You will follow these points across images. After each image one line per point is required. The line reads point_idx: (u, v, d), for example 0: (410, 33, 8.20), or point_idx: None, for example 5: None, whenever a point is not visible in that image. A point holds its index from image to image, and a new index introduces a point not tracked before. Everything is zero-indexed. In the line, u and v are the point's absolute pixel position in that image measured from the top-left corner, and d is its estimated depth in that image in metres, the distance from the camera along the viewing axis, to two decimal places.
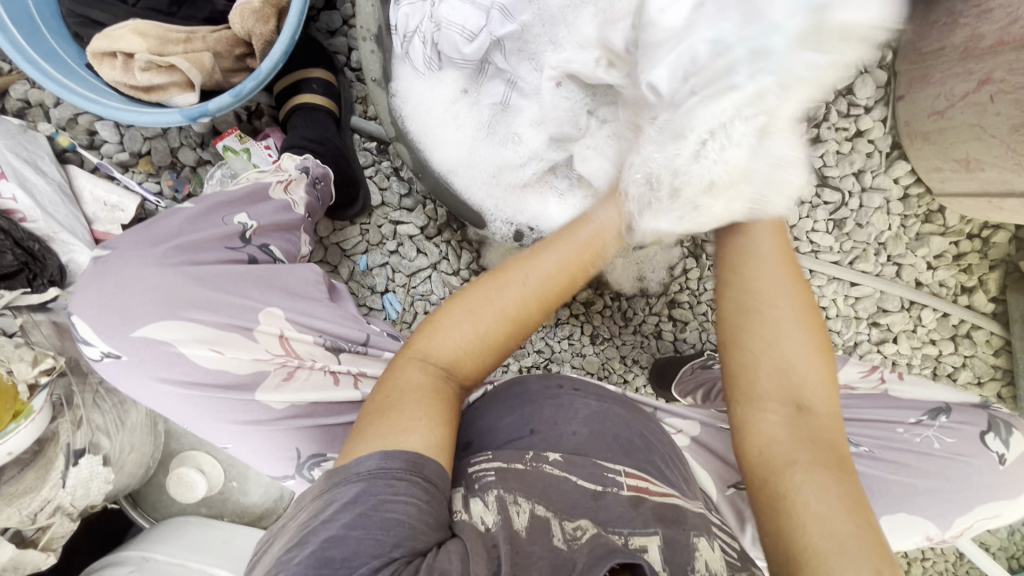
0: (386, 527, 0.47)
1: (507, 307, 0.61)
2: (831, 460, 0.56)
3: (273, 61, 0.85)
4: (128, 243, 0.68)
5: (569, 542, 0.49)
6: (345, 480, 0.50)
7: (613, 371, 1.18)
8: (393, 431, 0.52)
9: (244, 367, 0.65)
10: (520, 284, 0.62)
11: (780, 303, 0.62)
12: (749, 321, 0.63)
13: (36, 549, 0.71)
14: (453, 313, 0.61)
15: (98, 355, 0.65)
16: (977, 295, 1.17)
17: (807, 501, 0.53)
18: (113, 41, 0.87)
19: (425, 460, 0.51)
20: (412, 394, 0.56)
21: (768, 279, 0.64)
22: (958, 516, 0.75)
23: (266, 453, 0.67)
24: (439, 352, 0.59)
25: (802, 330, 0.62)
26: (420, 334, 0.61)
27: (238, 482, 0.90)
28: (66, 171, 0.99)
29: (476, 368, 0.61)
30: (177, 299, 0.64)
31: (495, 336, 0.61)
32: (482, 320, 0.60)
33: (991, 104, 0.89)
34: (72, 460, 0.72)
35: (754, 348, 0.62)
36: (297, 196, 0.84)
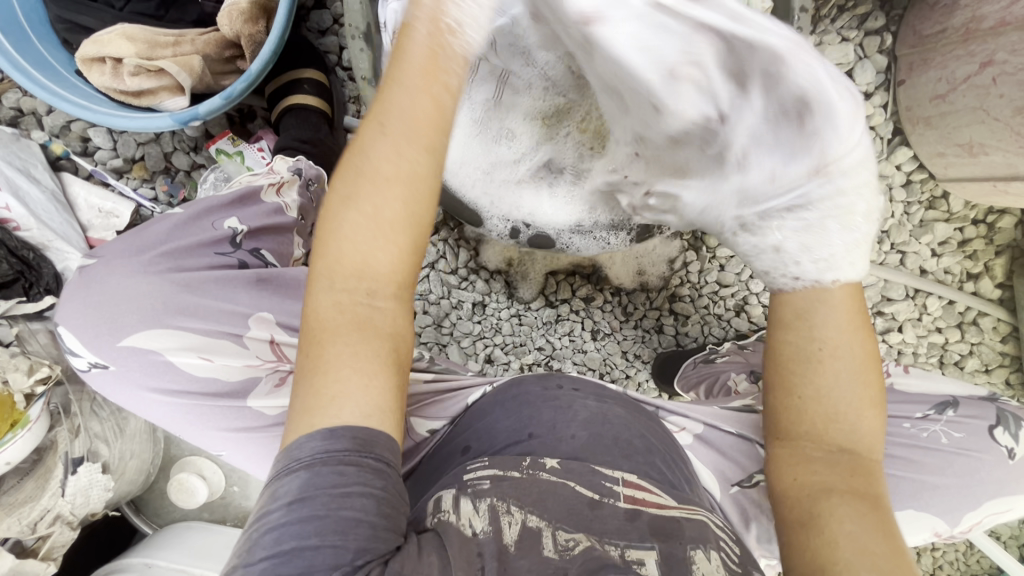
0: (341, 531, 0.44)
1: (381, 169, 0.46)
2: (872, 496, 0.54)
3: (261, 62, 0.84)
4: (114, 251, 0.68)
5: (562, 552, 0.49)
6: (286, 469, 0.46)
7: (615, 366, 1.17)
8: (325, 399, 0.47)
9: (235, 373, 0.65)
10: (374, 137, 0.46)
11: (838, 346, 0.55)
12: (810, 368, 0.56)
13: (36, 558, 0.71)
14: (327, 219, 0.48)
15: (86, 366, 0.64)
16: (983, 281, 1.16)
17: (847, 530, 0.51)
18: (101, 46, 0.86)
19: (370, 432, 0.47)
20: (328, 343, 0.48)
21: (826, 323, 0.56)
22: (967, 507, 0.73)
23: (263, 460, 0.66)
24: (337, 270, 0.48)
25: (859, 376, 0.56)
26: (313, 260, 0.49)
27: (240, 487, 0.89)
28: (59, 178, 0.99)
29: (399, 258, 0.48)
30: (164, 307, 0.64)
31: (395, 215, 0.47)
32: (357, 203, 0.47)
33: (993, 86, 0.87)
34: (71, 468, 0.72)
35: (804, 397, 0.57)
36: (290, 198, 0.82)
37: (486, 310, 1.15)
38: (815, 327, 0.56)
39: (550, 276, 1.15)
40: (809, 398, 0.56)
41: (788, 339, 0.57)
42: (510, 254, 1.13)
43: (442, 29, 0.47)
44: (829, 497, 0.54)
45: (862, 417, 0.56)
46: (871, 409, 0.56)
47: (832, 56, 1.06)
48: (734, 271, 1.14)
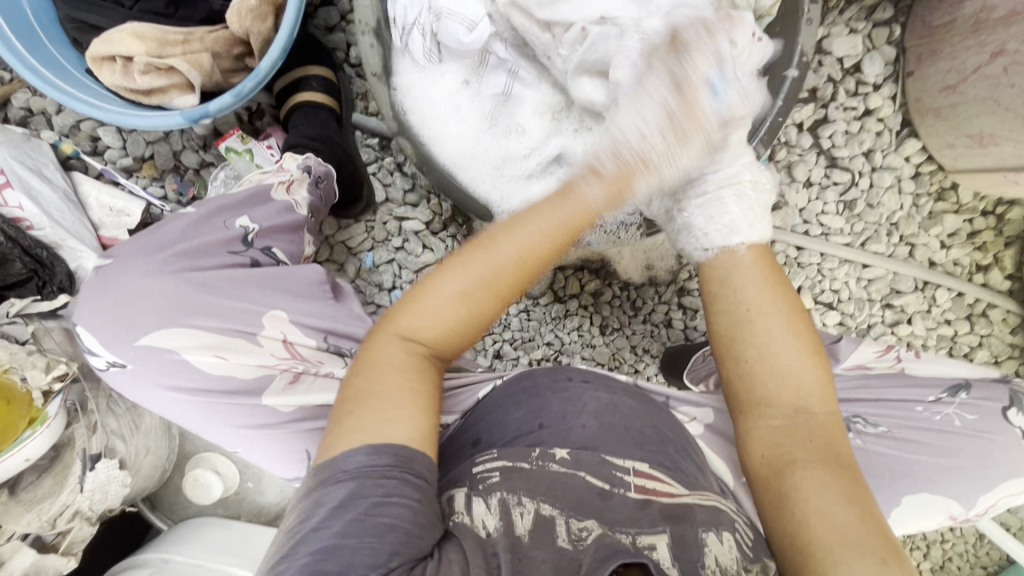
0: (377, 534, 0.47)
1: (494, 286, 0.58)
2: (829, 455, 0.59)
3: (271, 59, 0.84)
4: (128, 251, 0.68)
5: (575, 542, 0.50)
6: (333, 479, 0.49)
7: (624, 361, 1.18)
8: (381, 423, 0.51)
9: (250, 372, 0.65)
10: (505, 260, 0.58)
11: (770, 315, 0.64)
12: (745, 334, 0.65)
13: (57, 553, 0.72)
14: (433, 291, 0.57)
15: (104, 365, 0.65)
16: (992, 273, 1.15)
17: (807, 497, 0.56)
18: (112, 44, 0.86)
19: (411, 452, 0.51)
20: (390, 377, 0.54)
21: (752, 292, 0.65)
22: (981, 492, 0.73)
23: (280, 455, 0.67)
24: (419, 330, 0.57)
25: (792, 333, 0.64)
26: (398, 311, 0.58)
27: (253, 483, 0.90)
28: (70, 177, 0.99)
29: (466, 343, 0.60)
30: (178, 307, 0.64)
31: (483, 310, 0.58)
32: (467, 299, 0.57)
33: (1004, 76, 0.87)
34: (88, 465, 0.72)
35: (750, 364, 0.64)
36: (300, 197, 0.83)
37: None
38: (743, 296, 0.65)
39: (558, 271, 1.16)
40: (754, 360, 0.64)
41: (726, 311, 0.66)
42: None
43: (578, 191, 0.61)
44: (793, 468, 0.58)
45: (804, 370, 0.63)
46: (810, 360, 0.63)
47: (840, 48, 1.06)
48: None
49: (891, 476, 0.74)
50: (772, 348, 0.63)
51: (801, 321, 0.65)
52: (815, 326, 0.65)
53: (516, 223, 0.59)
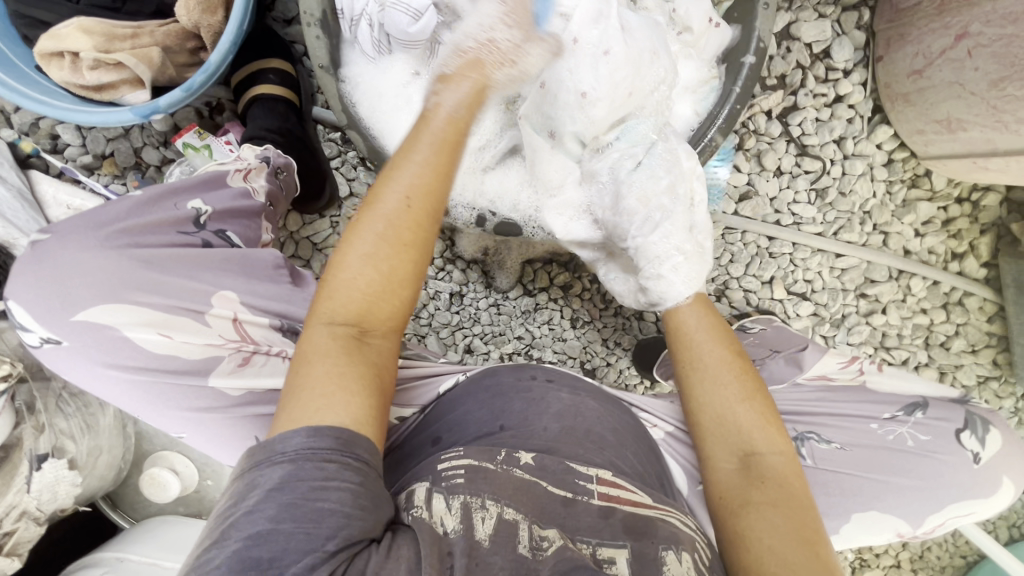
0: (315, 519, 0.46)
1: (394, 237, 0.57)
2: (785, 500, 0.57)
3: (220, 52, 0.83)
4: (68, 226, 0.64)
5: (534, 551, 0.50)
6: (268, 462, 0.48)
7: (594, 355, 1.17)
8: (308, 411, 0.50)
9: (196, 352, 0.64)
10: (395, 210, 0.57)
11: (711, 373, 0.65)
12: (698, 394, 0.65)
13: (1, 554, 0.68)
14: (344, 264, 0.57)
15: (37, 342, 0.62)
16: (968, 261, 1.14)
17: (766, 541, 0.54)
18: (59, 40, 0.84)
19: (353, 433, 0.50)
20: (320, 362, 0.53)
21: (703, 351, 0.67)
22: (929, 511, 0.73)
23: (223, 443, 0.65)
24: (342, 309, 0.57)
25: (745, 398, 0.63)
26: (320, 297, 0.58)
27: (214, 480, 0.89)
28: (27, 176, 0.98)
29: (395, 310, 0.58)
30: (120, 282, 0.62)
31: (403, 269, 0.57)
32: (374, 261, 0.56)
33: (969, 59, 0.85)
34: (35, 465, 0.71)
35: (700, 421, 0.64)
36: (258, 183, 0.82)
37: (464, 301, 1.14)
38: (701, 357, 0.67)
39: (526, 265, 1.15)
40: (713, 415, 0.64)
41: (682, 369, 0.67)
42: (485, 243, 1.12)
43: (446, 121, 0.62)
44: (748, 510, 0.57)
45: (751, 426, 0.62)
46: (758, 417, 0.63)
47: (808, 33, 1.04)
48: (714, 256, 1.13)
49: (842, 492, 0.73)
50: (720, 400, 0.64)
51: (747, 373, 0.65)
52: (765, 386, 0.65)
53: (394, 168, 0.59)
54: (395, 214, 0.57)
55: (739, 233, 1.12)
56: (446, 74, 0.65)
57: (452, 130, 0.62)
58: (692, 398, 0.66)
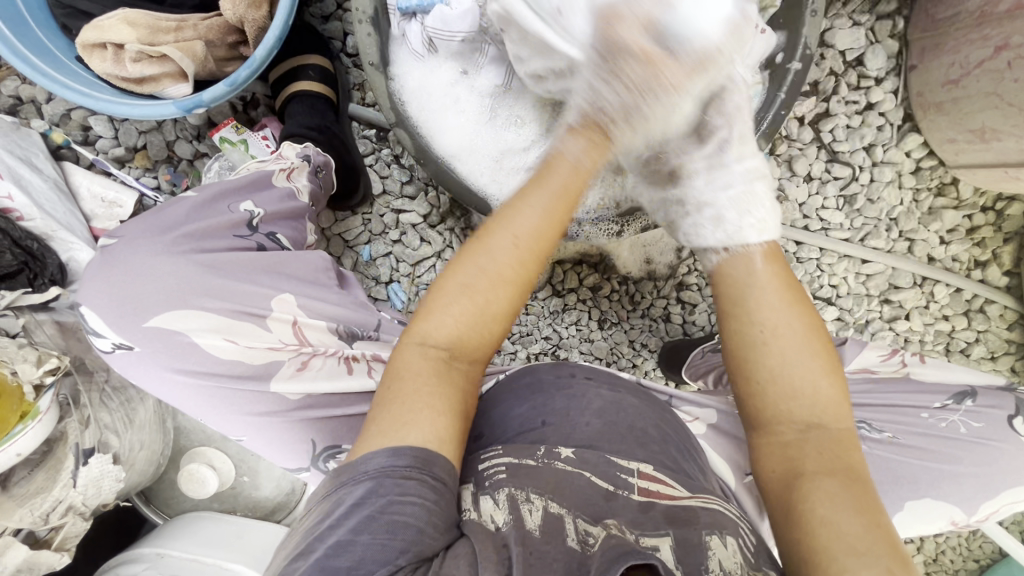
0: (391, 530, 0.46)
1: (495, 273, 0.57)
2: (846, 471, 0.55)
3: (266, 47, 0.82)
4: (133, 231, 0.66)
5: (583, 545, 0.49)
6: (351, 479, 0.49)
7: (622, 355, 1.17)
8: (396, 424, 0.51)
9: (258, 356, 0.64)
10: (502, 246, 0.58)
11: (783, 331, 0.60)
12: (759, 353, 0.60)
13: (50, 549, 0.71)
14: (442, 292, 0.58)
15: (109, 347, 0.63)
16: (991, 269, 1.15)
17: (822, 515, 0.52)
18: (103, 32, 0.84)
19: (431, 453, 0.51)
20: (410, 382, 0.54)
21: (774, 310, 0.61)
22: (984, 497, 0.73)
23: (283, 444, 0.64)
24: (436, 332, 0.57)
25: (809, 352, 0.59)
26: (416, 317, 0.59)
27: (250, 477, 0.89)
28: (61, 168, 0.97)
29: (484, 342, 0.59)
30: (189, 287, 0.63)
31: (500, 306, 0.58)
32: (471, 291, 0.57)
33: (1008, 70, 0.86)
34: (82, 459, 0.71)
35: (762, 381, 0.60)
36: (301, 183, 0.82)
37: None
38: (757, 309, 0.61)
39: (556, 266, 1.14)
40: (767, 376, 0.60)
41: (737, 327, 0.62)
42: None
43: (573, 171, 0.62)
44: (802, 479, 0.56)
45: (819, 390, 0.59)
46: (827, 384, 0.59)
47: (843, 41, 1.05)
48: None
49: (895, 481, 0.73)
50: (784, 351, 0.59)
51: (812, 323, 0.61)
52: (832, 342, 0.61)
53: (507, 209, 0.60)
54: (503, 253, 0.58)
55: None
56: (584, 117, 0.65)
57: (572, 187, 0.61)
58: (762, 356, 0.60)
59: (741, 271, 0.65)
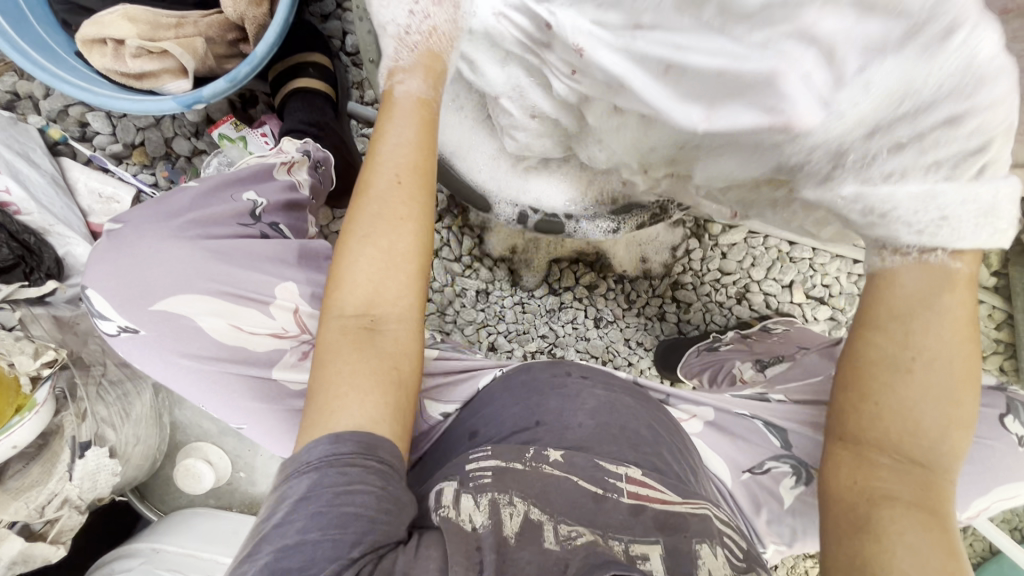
0: (342, 525, 0.46)
1: (390, 213, 0.56)
2: (936, 510, 0.50)
3: (267, 44, 0.82)
4: (139, 217, 0.67)
5: (563, 542, 0.49)
6: (297, 471, 0.49)
7: (617, 354, 1.18)
8: (327, 412, 0.51)
9: (264, 343, 0.65)
10: (385, 185, 0.57)
11: (931, 358, 0.51)
12: (898, 377, 0.52)
13: (46, 542, 0.70)
14: (345, 255, 0.56)
15: (114, 331, 0.63)
16: (979, 269, 1.17)
17: (903, 539, 0.49)
18: (103, 27, 0.85)
19: (375, 437, 0.51)
20: (336, 359, 0.53)
21: (931, 333, 0.52)
22: (975, 489, 0.74)
23: (282, 432, 0.64)
24: (349, 299, 0.55)
25: (952, 392, 0.51)
26: (329, 291, 0.57)
27: (246, 473, 0.89)
28: (59, 163, 0.98)
29: (401, 292, 0.56)
30: (194, 272, 0.63)
31: (404, 247, 0.56)
32: (375, 236, 0.55)
33: None
34: (78, 453, 0.71)
35: (883, 402, 0.52)
36: (301, 177, 0.82)
37: (490, 298, 1.15)
38: (925, 329, 0.52)
39: (553, 263, 1.16)
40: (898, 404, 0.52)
41: (885, 342, 0.53)
42: (514, 241, 1.13)
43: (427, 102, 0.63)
44: (887, 503, 0.50)
45: (946, 434, 0.51)
46: (956, 426, 0.51)
47: None
48: (736, 259, 1.15)
49: None
50: (925, 371, 0.51)
51: (968, 355, 0.52)
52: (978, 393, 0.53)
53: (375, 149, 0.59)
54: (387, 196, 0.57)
55: (762, 237, 1.15)
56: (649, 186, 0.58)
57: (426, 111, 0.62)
58: (899, 377, 0.52)
59: (916, 284, 0.54)
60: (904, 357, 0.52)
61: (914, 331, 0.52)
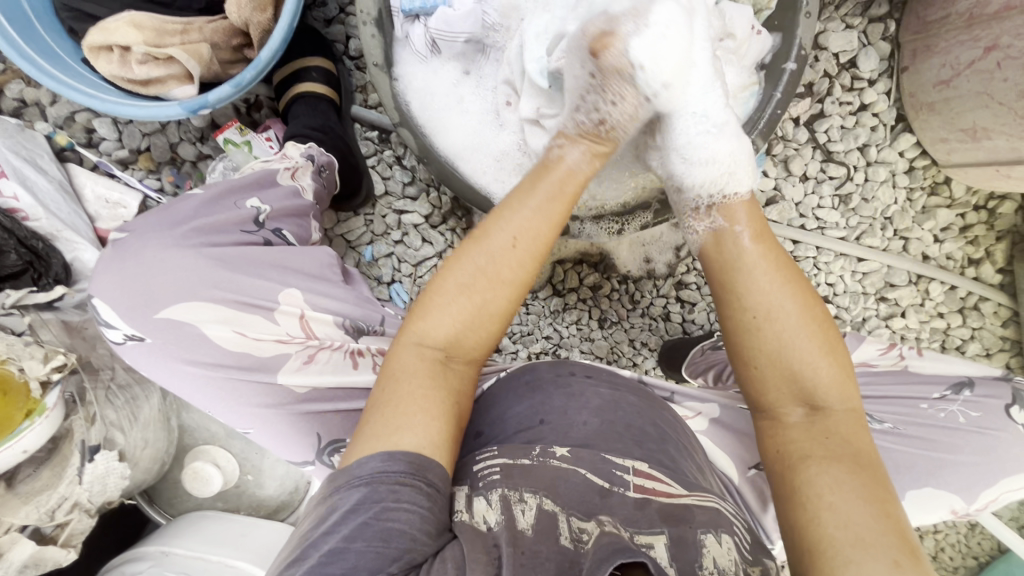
0: (386, 539, 0.47)
1: (495, 273, 0.57)
2: (848, 452, 0.54)
3: (272, 49, 0.83)
4: (143, 227, 0.67)
5: (576, 542, 0.49)
6: (346, 485, 0.50)
7: (622, 355, 1.18)
8: (391, 430, 0.52)
9: (267, 348, 0.65)
10: (500, 245, 0.58)
11: (782, 313, 0.58)
12: (753, 336, 0.59)
13: (56, 546, 0.71)
14: (439, 292, 0.58)
15: (120, 339, 0.64)
16: (984, 266, 1.17)
17: (824, 496, 0.51)
18: (109, 34, 0.86)
19: (426, 459, 0.51)
20: (405, 383, 0.55)
21: (766, 290, 0.59)
22: (984, 485, 0.74)
23: (286, 437, 0.65)
24: (433, 332, 0.57)
25: (808, 332, 0.57)
26: (410, 316, 0.59)
27: (254, 475, 0.89)
28: (66, 169, 0.98)
29: (481, 341, 0.59)
30: (198, 280, 0.64)
31: (498, 307, 0.58)
32: (470, 291, 0.57)
33: (998, 70, 0.88)
34: (88, 456, 0.71)
35: (761, 361, 0.58)
36: (306, 182, 0.83)
37: None
38: (749, 287, 0.60)
39: (557, 265, 1.16)
40: (767, 361, 0.58)
41: (734, 316, 0.60)
42: None
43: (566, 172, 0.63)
44: (805, 465, 0.54)
45: (818, 368, 0.57)
46: (827, 357, 0.57)
47: (836, 43, 1.07)
48: None
49: (897, 472, 0.74)
50: (780, 321, 0.57)
51: (806, 293, 0.59)
52: (831, 321, 0.59)
53: (502, 208, 0.60)
54: (501, 254, 0.58)
55: None
56: (581, 126, 0.67)
57: (570, 187, 0.62)
58: (754, 335, 0.58)
59: (730, 253, 0.63)
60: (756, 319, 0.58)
61: (743, 293, 0.60)
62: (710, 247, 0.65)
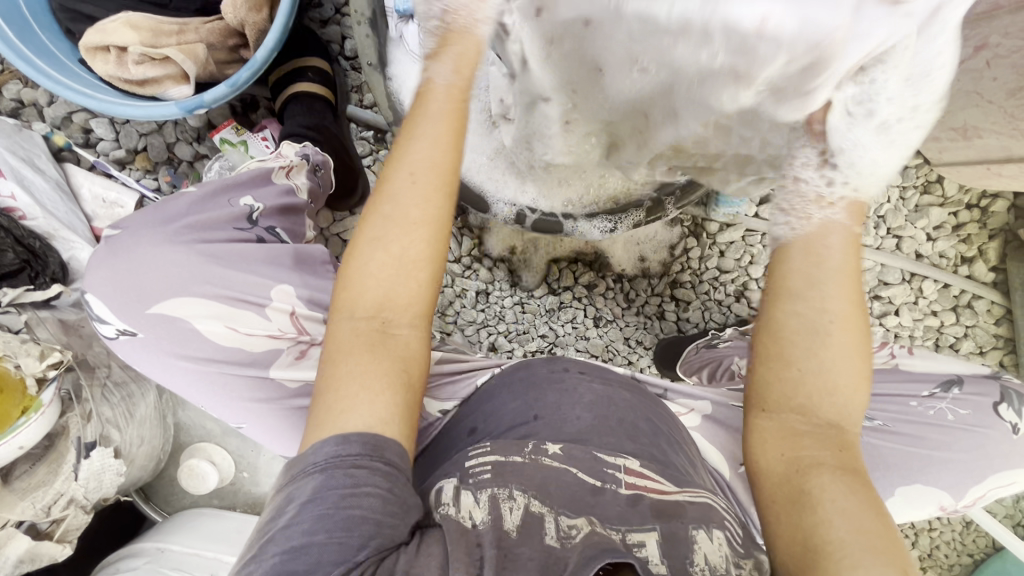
0: (348, 528, 0.47)
1: (403, 215, 0.56)
2: (854, 464, 0.54)
3: (267, 49, 0.84)
4: (138, 223, 0.68)
5: (562, 540, 0.50)
6: (303, 472, 0.50)
7: (617, 352, 1.18)
8: (337, 411, 0.52)
9: (259, 344, 0.65)
10: (400, 194, 0.56)
11: (833, 329, 0.54)
12: (804, 349, 0.55)
13: (52, 541, 0.72)
14: (356, 260, 0.57)
15: (113, 333, 0.65)
16: (977, 265, 1.17)
17: (836, 505, 0.51)
18: (106, 35, 0.86)
19: (384, 438, 0.52)
20: (344, 358, 0.55)
21: (826, 301, 0.54)
22: (971, 479, 0.74)
23: (280, 430, 0.66)
24: (361, 300, 0.56)
25: (851, 352, 0.55)
26: (338, 289, 0.58)
27: (249, 473, 0.90)
28: (64, 168, 0.99)
29: (414, 292, 0.57)
30: (189, 276, 0.64)
31: (417, 256, 0.56)
32: (384, 248, 0.56)
33: (987, 69, 0.89)
34: (83, 453, 0.72)
35: (801, 370, 0.55)
36: (300, 181, 0.83)
37: (490, 299, 1.16)
38: (815, 295, 0.55)
39: (552, 264, 1.17)
40: (809, 372, 0.55)
41: (784, 323, 0.55)
42: (514, 241, 1.15)
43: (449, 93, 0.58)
44: (814, 473, 0.53)
45: (850, 391, 0.55)
46: (859, 390, 0.56)
47: None
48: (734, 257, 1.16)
49: (886, 468, 0.75)
50: (831, 337, 0.54)
51: (853, 310, 0.56)
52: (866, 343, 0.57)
53: (400, 146, 0.58)
54: (403, 203, 0.56)
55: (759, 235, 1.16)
56: (439, 36, 0.60)
57: (451, 100, 0.58)
58: (811, 347, 0.54)
59: (805, 255, 0.56)
60: (815, 333, 0.54)
61: (800, 300, 0.55)
62: (797, 245, 0.56)
